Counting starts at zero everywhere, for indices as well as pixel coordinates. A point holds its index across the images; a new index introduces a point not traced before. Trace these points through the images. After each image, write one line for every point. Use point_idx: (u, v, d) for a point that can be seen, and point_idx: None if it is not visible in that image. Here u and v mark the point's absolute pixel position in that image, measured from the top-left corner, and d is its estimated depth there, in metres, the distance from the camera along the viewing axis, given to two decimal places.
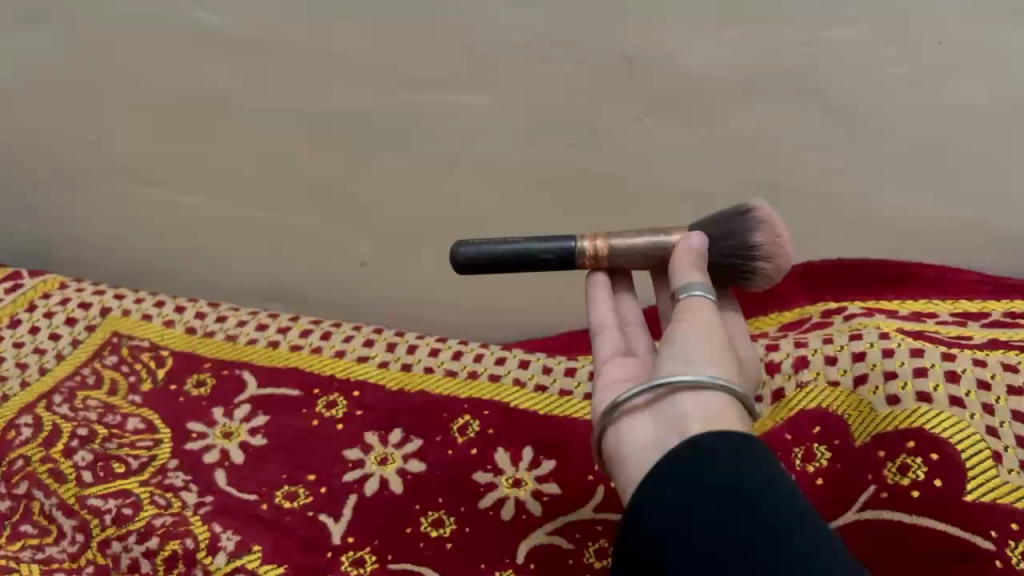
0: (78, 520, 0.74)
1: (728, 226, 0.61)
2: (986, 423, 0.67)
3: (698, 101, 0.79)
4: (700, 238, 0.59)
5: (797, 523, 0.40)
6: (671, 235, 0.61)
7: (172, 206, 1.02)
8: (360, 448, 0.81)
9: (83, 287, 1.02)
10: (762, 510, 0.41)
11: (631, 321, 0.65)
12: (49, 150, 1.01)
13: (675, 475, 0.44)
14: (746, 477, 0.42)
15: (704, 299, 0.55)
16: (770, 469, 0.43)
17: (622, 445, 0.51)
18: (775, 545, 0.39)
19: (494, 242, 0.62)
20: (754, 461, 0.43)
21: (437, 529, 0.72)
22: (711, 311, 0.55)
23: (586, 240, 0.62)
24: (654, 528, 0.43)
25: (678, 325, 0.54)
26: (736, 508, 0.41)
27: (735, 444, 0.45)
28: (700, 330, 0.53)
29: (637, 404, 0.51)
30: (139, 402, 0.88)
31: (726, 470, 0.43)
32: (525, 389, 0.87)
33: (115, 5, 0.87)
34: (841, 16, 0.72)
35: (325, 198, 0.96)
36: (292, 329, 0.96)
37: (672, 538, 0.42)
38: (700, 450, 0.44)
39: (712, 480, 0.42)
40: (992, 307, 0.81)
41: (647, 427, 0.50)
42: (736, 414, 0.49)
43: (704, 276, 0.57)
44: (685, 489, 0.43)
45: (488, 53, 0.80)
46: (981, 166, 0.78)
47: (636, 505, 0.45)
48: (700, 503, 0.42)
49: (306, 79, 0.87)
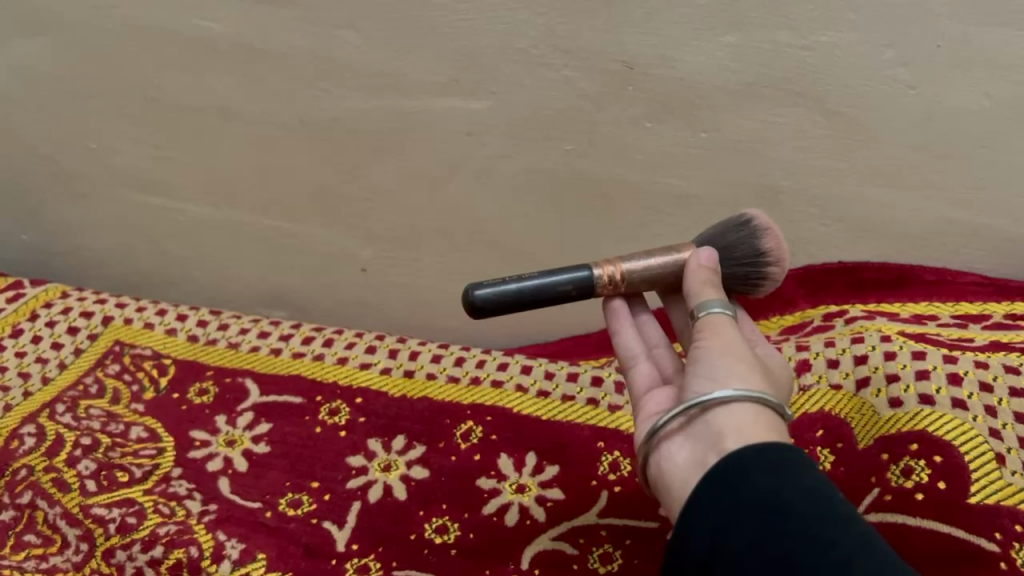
0: (82, 529, 0.74)
1: (730, 238, 0.62)
2: (989, 425, 0.67)
3: (698, 105, 0.79)
4: (710, 253, 0.60)
5: (836, 534, 0.40)
6: (681, 252, 0.61)
7: (173, 214, 1.02)
8: (364, 455, 0.81)
9: (84, 296, 1.02)
10: (800, 525, 0.41)
11: (656, 341, 0.64)
12: (50, 160, 1.01)
13: (715, 495, 0.44)
14: (783, 493, 0.42)
15: (721, 314, 0.56)
16: (806, 481, 0.43)
17: (665, 471, 0.52)
18: (814, 557, 0.39)
19: (503, 282, 0.60)
20: (793, 475, 0.43)
21: (441, 536, 0.72)
22: (731, 326, 0.55)
23: (601, 267, 0.61)
24: (697, 551, 0.43)
25: (699, 344, 0.55)
26: (776, 523, 0.41)
27: (769, 458, 0.45)
28: (722, 345, 0.54)
29: (673, 429, 0.52)
30: (141, 411, 0.88)
31: (764, 488, 0.43)
32: (528, 394, 0.86)
33: (116, 13, 0.88)
34: (842, 21, 0.72)
35: (327, 205, 0.96)
36: (295, 336, 0.97)
37: (717, 559, 0.42)
38: (734, 469, 0.45)
39: (750, 500, 0.43)
40: (992, 308, 0.82)
41: (685, 451, 0.51)
42: (771, 424, 0.49)
43: (718, 292, 0.58)
44: (725, 510, 0.43)
45: (488, 58, 0.80)
46: (981, 170, 0.78)
47: (681, 530, 0.45)
48: (741, 523, 0.42)
49: (306, 86, 0.87)
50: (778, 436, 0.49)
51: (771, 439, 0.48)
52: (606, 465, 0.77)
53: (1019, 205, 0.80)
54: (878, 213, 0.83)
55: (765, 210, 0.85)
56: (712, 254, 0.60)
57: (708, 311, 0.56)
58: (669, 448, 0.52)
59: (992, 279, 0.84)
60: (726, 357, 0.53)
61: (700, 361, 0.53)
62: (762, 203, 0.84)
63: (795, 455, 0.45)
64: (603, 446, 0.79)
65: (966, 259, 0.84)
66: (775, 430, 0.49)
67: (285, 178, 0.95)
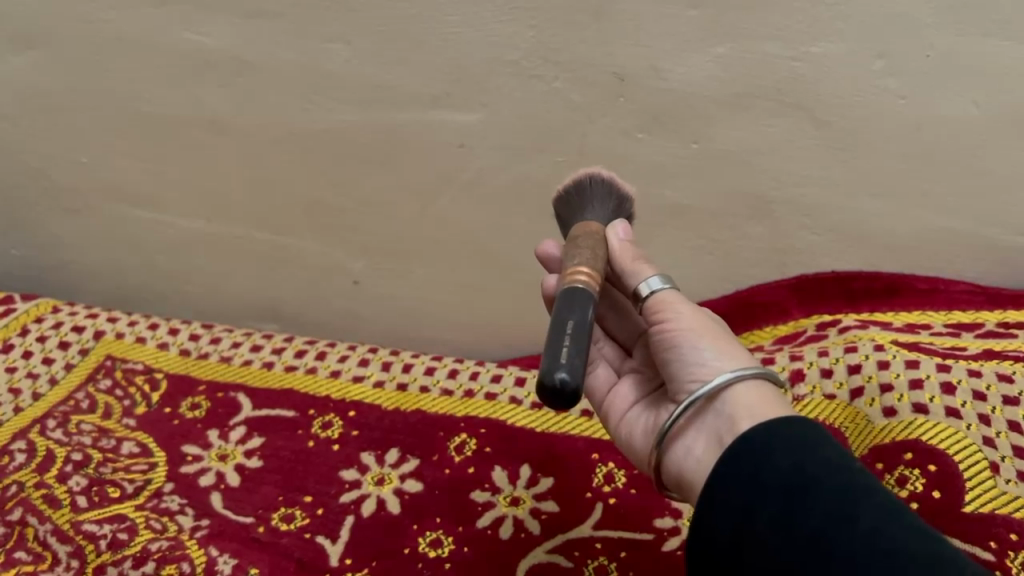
0: (73, 546, 0.73)
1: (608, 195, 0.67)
2: (983, 434, 0.67)
3: (689, 116, 0.79)
4: (623, 227, 0.62)
5: (859, 502, 0.42)
6: (587, 229, 0.61)
7: (165, 228, 1.02)
8: (357, 469, 0.81)
9: (75, 311, 1.02)
10: (824, 497, 0.42)
11: (598, 336, 0.69)
12: (39, 174, 1.01)
13: (735, 477, 0.46)
14: (802, 467, 0.44)
15: (665, 288, 0.58)
16: (823, 453, 0.45)
17: (687, 465, 0.54)
18: (839, 530, 0.41)
19: (559, 352, 0.49)
20: (810, 448, 0.45)
21: (435, 549, 0.72)
22: (680, 298, 0.58)
23: (575, 277, 0.55)
24: (724, 534, 0.45)
25: (669, 328, 0.56)
26: (800, 499, 0.43)
27: (781, 434, 0.47)
28: (693, 322, 0.56)
29: (682, 425, 0.55)
30: (133, 426, 0.87)
31: (785, 465, 0.45)
32: (522, 407, 0.87)
33: (104, 28, 0.88)
34: (831, 30, 0.72)
35: (317, 218, 0.96)
36: (287, 349, 0.96)
37: (746, 544, 0.44)
38: (750, 450, 0.47)
39: (771, 479, 0.45)
40: (986, 317, 0.82)
41: (702, 440, 0.53)
42: (774, 396, 0.52)
43: (650, 265, 0.60)
44: (747, 490, 0.45)
45: (478, 71, 0.80)
46: (972, 178, 0.78)
47: (704, 513, 0.47)
48: (765, 502, 0.44)
49: (297, 98, 0.87)
50: (784, 408, 0.51)
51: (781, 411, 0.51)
52: (600, 477, 0.77)
53: (1008, 214, 0.80)
54: (870, 222, 0.83)
55: (756, 220, 0.85)
56: (624, 226, 0.62)
57: (653, 288, 0.58)
58: (686, 441, 0.54)
59: (984, 287, 0.84)
60: (702, 336, 0.55)
61: (681, 344, 0.56)
62: (754, 213, 0.84)
63: (811, 425, 0.47)
64: (597, 457, 0.79)
65: (958, 268, 0.84)
66: (779, 400, 0.52)
67: (276, 190, 0.95)
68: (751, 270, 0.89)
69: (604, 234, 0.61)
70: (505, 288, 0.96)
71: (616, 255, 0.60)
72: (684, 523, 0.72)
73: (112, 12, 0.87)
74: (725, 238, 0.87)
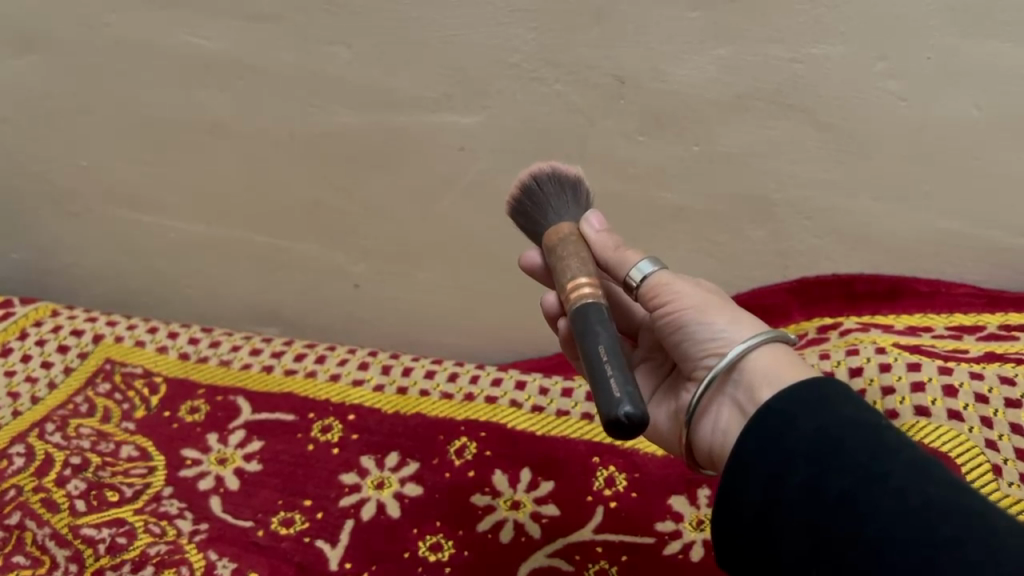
0: (72, 549, 0.73)
1: (550, 188, 0.65)
2: (985, 436, 0.67)
3: (691, 118, 0.79)
4: (595, 220, 0.62)
5: (887, 462, 0.43)
6: (559, 236, 0.61)
7: (164, 231, 1.02)
8: (357, 472, 0.81)
9: (75, 314, 1.02)
10: (849, 458, 0.44)
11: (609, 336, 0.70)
12: (39, 177, 1.01)
13: (760, 445, 0.47)
14: (828, 431, 0.45)
15: (656, 271, 0.58)
16: (846, 413, 0.46)
17: (717, 440, 0.55)
18: (868, 490, 0.42)
19: (612, 387, 0.49)
20: (833, 409, 0.46)
21: (435, 553, 0.71)
22: (674, 277, 0.58)
23: (582, 297, 0.55)
24: (754, 502, 0.46)
25: (672, 309, 0.56)
26: (826, 462, 0.44)
27: (804, 399, 0.47)
28: (694, 299, 0.56)
29: (705, 402, 0.55)
30: (132, 429, 0.87)
31: (809, 431, 0.46)
32: (522, 410, 0.87)
33: (105, 31, 0.88)
34: (832, 33, 0.72)
35: (318, 221, 0.96)
36: (287, 353, 0.96)
37: (775, 511, 0.45)
38: (774, 418, 0.47)
39: (797, 445, 0.46)
40: (987, 319, 0.81)
41: (726, 413, 0.54)
42: (791, 357, 0.53)
43: (633, 251, 0.59)
44: (773, 457, 0.46)
45: (479, 74, 0.80)
46: (976, 180, 0.78)
47: (730, 481, 0.48)
48: (792, 469, 0.45)
49: (297, 101, 0.87)
50: (802, 369, 0.52)
51: (798, 374, 0.51)
52: (601, 480, 0.77)
53: (1010, 217, 0.80)
54: (872, 225, 0.83)
55: (758, 223, 0.84)
56: (597, 218, 0.62)
57: (645, 273, 0.58)
58: (711, 417, 0.55)
59: (987, 290, 0.83)
60: (707, 310, 0.56)
61: (688, 323, 0.56)
62: (756, 216, 0.84)
63: (833, 388, 0.48)
64: (598, 460, 0.79)
65: (960, 271, 0.84)
66: (796, 361, 0.53)
67: (276, 194, 0.95)
68: (753, 273, 0.88)
69: (580, 231, 0.61)
70: (506, 291, 0.96)
71: (596, 246, 0.60)
72: (686, 527, 0.72)
73: (113, 15, 0.87)
74: (727, 242, 0.86)
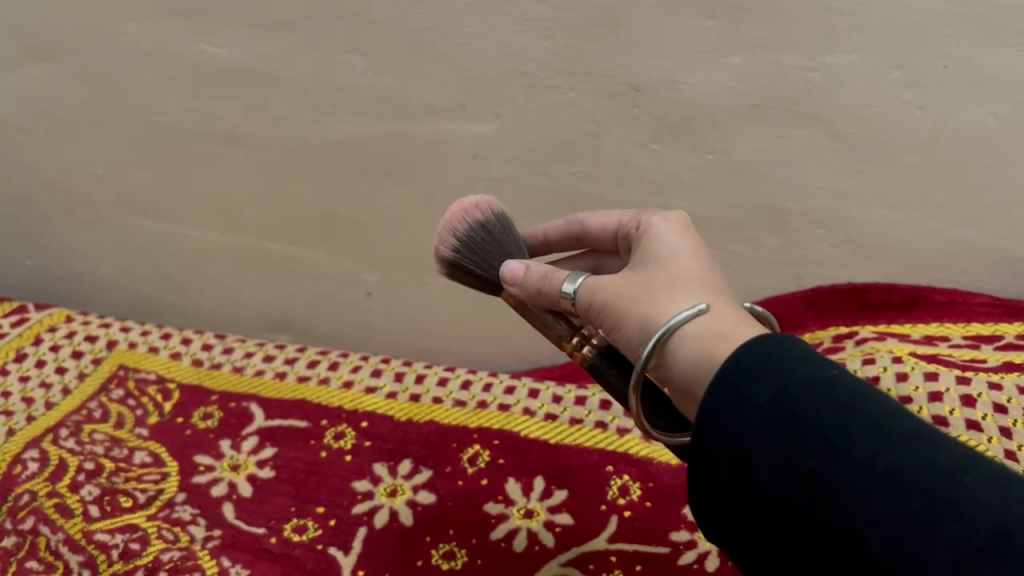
0: (85, 555, 0.73)
1: (467, 282, 0.62)
2: (1004, 446, 0.66)
3: (705, 126, 0.79)
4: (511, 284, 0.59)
5: (849, 429, 0.39)
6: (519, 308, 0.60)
7: (177, 239, 1.02)
8: (370, 480, 0.80)
9: (89, 321, 1.02)
10: (814, 428, 0.39)
11: None
12: (54, 184, 1.01)
13: (712, 422, 0.43)
14: (786, 398, 0.41)
15: (578, 288, 0.55)
16: (800, 375, 0.42)
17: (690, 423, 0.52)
18: (839, 466, 0.38)
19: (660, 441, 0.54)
20: (784, 371, 0.42)
21: (448, 561, 0.71)
22: (591, 287, 0.54)
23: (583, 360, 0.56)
24: (726, 489, 0.42)
25: (603, 326, 0.54)
26: (791, 437, 0.40)
27: (751, 364, 0.43)
28: (608, 313, 0.53)
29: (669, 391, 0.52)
30: (145, 436, 0.87)
31: (765, 401, 0.41)
32: (535, 418, 0.86)
33: (121, 39, 0.88)
34: (847, 41, 0.72)
35: (330, 229, 0.96)
36: (300, 360, 0.96)
37: (749, 497, 0.41)
38: (723, 393, 0.43)
39: (755, 417, 0.41)
40: (1004, 329, 0.80)
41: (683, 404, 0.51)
42: (692, 344, 0.47)
43: (559, 276, 0.57)
44: (731, 434, 0.42)
45: (493, 84, 0.80)
46: (992, 190, 0.78)
47: (695, 466, 0.43)
48: (757, 447, 0.41)
49: (310, 110, 0.87)
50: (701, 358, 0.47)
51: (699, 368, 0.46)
52: (615, 489, 0.77)
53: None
54: (885, 233, 0.82)
55: (772, 231, 0.84)
56: (512, 279, 0.59)
57: (574, 288, 0.55)
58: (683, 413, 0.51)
59: (1003, 300, 0.82)
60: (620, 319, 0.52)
61: (614, 336, 0.53)
62: (769, 225, 0.84)
63: (785, 346, 0.44)
64: (612, 469, 0.79)
65: (976, 281, 0.83)
66: (698, 343, 0.47)
67: (288, 202, 0.95)
68: (764, 283, 0.88)
69: (518, 296, 0.59)
70: None
71: (535, 301, 0.58)
72: (699, 537, 0.72)
73: (129, 24, 0.87)
74: (741, 251, 0.86)
